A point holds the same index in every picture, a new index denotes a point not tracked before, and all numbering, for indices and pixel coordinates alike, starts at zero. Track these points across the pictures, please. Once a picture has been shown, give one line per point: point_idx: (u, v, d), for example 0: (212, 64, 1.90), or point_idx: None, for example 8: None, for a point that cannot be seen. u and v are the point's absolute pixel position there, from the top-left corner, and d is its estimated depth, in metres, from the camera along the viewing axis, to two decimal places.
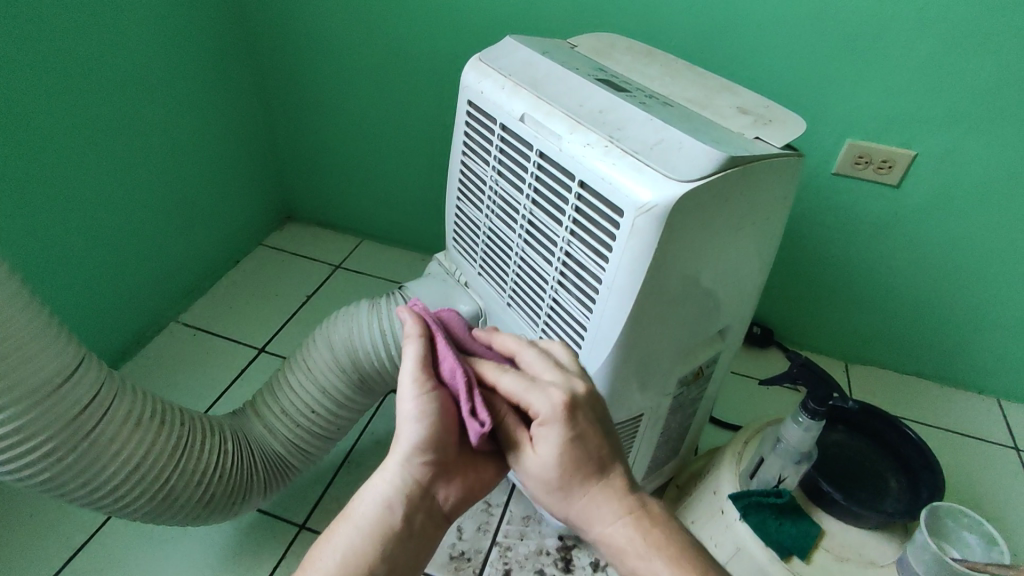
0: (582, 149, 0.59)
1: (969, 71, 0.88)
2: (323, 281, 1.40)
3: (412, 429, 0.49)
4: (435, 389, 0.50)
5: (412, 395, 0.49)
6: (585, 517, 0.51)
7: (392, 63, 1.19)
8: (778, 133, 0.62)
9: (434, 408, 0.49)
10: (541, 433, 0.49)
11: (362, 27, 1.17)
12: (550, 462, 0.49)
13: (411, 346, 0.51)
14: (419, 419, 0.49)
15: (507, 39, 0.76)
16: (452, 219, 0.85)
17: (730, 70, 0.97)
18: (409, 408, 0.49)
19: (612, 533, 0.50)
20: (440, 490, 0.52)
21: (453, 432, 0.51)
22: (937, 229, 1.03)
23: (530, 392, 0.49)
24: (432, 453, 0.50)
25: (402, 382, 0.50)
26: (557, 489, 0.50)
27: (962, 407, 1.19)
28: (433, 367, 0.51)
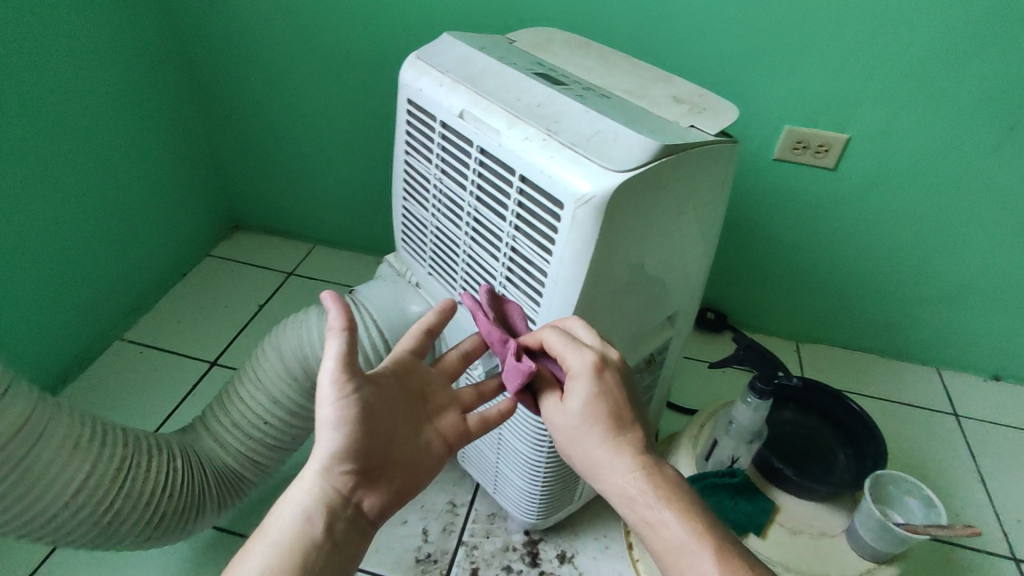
0: (520, 143, 0.59)
1: (892, 56, 0.92)
2: (275, 290, 1.37)
3: (330, 436, 0.50)
4: (353, 394, 0.51)
5: (331, 401, 0.50)
6: (597, 463, 0.52)
7: (334, 63, 1.17)
8: (710, 121, 0.63)
9: (353, 412, 0.50)
10: (573, 386, 0.53)
11: (300, 26, 1.14)
12: (578, 409, 0.52)
13: (333, 343, 0.49)
14: (337, 426, 0.50)
15: (444, 35, 0.75)
16: (400, 219, 0.84)
17: (670, 61, 0.98)
18: (328, 413, 0.50)
19: (625, 484, 0.51)
20: (361, 498, 0.52)
21: (374, 436, 0.52)
22: (872, 209, 1.07)
23: (568, 348, 0.54)
24: (351, 460, 0.51)
25: (323, 386, 0.50)
26: (582, 436, 0.53)
27: (904, 378, 1.25)
28: (354, 368, 0.51)
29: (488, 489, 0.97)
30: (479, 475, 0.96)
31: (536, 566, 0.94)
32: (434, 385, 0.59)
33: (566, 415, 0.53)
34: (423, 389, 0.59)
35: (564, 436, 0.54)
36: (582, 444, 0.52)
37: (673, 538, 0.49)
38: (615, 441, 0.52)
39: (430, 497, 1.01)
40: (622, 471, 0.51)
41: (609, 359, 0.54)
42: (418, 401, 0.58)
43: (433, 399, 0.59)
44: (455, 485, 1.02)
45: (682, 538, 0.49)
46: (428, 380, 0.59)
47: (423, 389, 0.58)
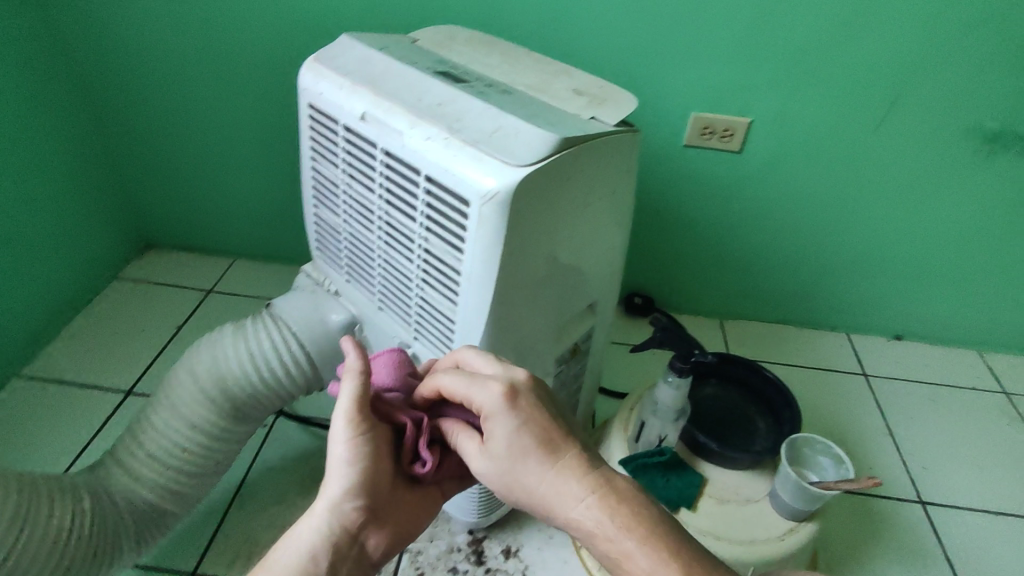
0: (423, 143, 0.59)
1: (782, 42, 0.97)
2: (194, 309, 1.30)
3: (342, 475, 0.55)
4: (366, 434, 0.56)
5: (342, 438, 0.55)
6: (540, 492, 0.51)
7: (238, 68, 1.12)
8: (610, 112, 0.64)
9: (365, 452, 0.56)
10: (494, 421, 0.53)
11: (198, 30, 1.08)
12: (508, 443, 0.52)
13: (349, 384, 0.56)
14: (350, 466, 0.55)
15: (342, 37, 0.73)
16: (313, 227, 0.82)
17: (578, 52, 1.00)
18: (339, 451, 0.55)
19: (578, 516, 0.50)
20: (367, 537, 0.56)
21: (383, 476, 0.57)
22: (777, 187, 1.13)
23: (471, 388, 0.54)
24: (360, 499, 0.55)
25: (337, 424, 0.56)
26: (520, 468, 0.52)
27: (819, 345, 1.33)
28: (366, 412, 0.56)
29: None
30: None
31: (482, 564, 0.94)
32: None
33: (497, 452, 0.53)
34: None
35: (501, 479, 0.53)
36: (522, 477, 0.52)
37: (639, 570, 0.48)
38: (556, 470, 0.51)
39: None
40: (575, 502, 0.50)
41: (521, 389, 0.53)
42: None
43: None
44: None
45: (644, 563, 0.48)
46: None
47: None
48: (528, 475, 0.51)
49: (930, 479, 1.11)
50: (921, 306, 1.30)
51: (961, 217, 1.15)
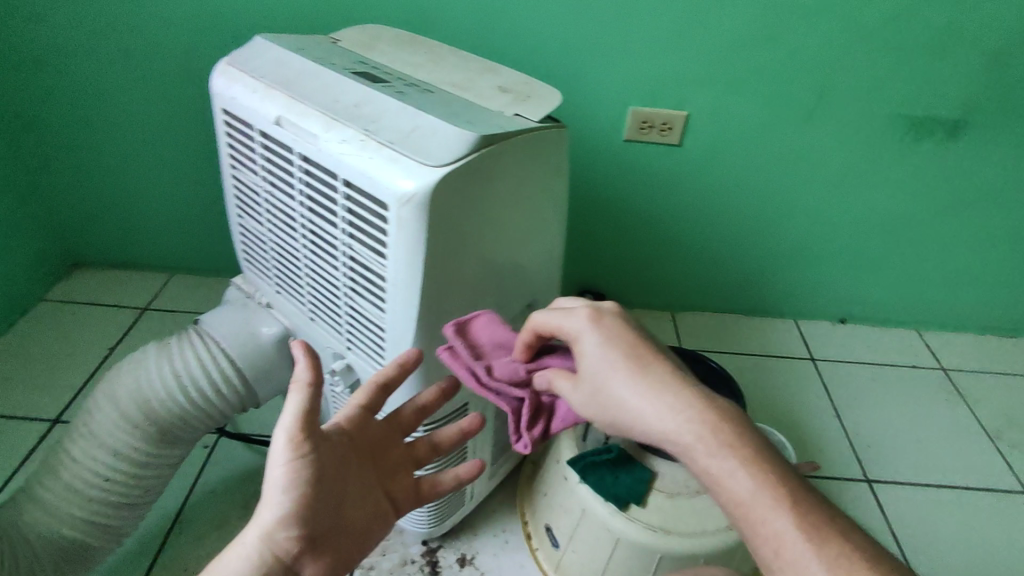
0: (338, 147, 0.56)
1: (713, 35, 0.98)
2: (129, 328, 1.24)
3: (278, 499, 0.52)
4: (306, 454, 0.54)
5: (280, 459, 0.53)
6: (632, 409, 0.52)
7: (167, 70, 1.08)
8: (534, 108, 0.63)
9: (304, 474, 0.53)
10: (587, 345, 0.55)
11: (122, 32, 1.04)
12: (599, 359, 0.54)
13: (297, 398, 0.54)
14: (287, 488, 0.53)
15: (256, 39, 0.70)
16: (239, 238, 0.78)
17: (513, 48, 0.99)
18: (276, 474, 0.53)
19: (675, 433, 0.51)
20: (304, 566, 0.54)
21: (323, 500, 0.55)
22: (717, 179, 1.14)
23: (562, 317, 0.57)
24: (296, 526, 0.53)
25: (277, 444, 0.54)
26: (617, 383, 0.53)
27: (768, 332, 1.35)
28: (309, 430, 0.54)
29: None
30: None
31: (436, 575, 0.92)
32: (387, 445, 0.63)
33: (591, 373, 0.54)
34: (376, 448, 0.62)
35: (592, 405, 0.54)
36: (614, 393, 0.53)
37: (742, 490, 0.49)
38: (652, 389, 0.52)
39: None
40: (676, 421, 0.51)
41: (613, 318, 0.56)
42: (373, 456, 0.61)
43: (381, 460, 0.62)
44: None
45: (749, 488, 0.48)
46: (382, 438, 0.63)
47: (372, 448, 0.61)
48: (620, 389, 0.52)
49: (876, 457, 1.14)
50: (863, 289, 1.33)
51: (895, 201, 1.18)
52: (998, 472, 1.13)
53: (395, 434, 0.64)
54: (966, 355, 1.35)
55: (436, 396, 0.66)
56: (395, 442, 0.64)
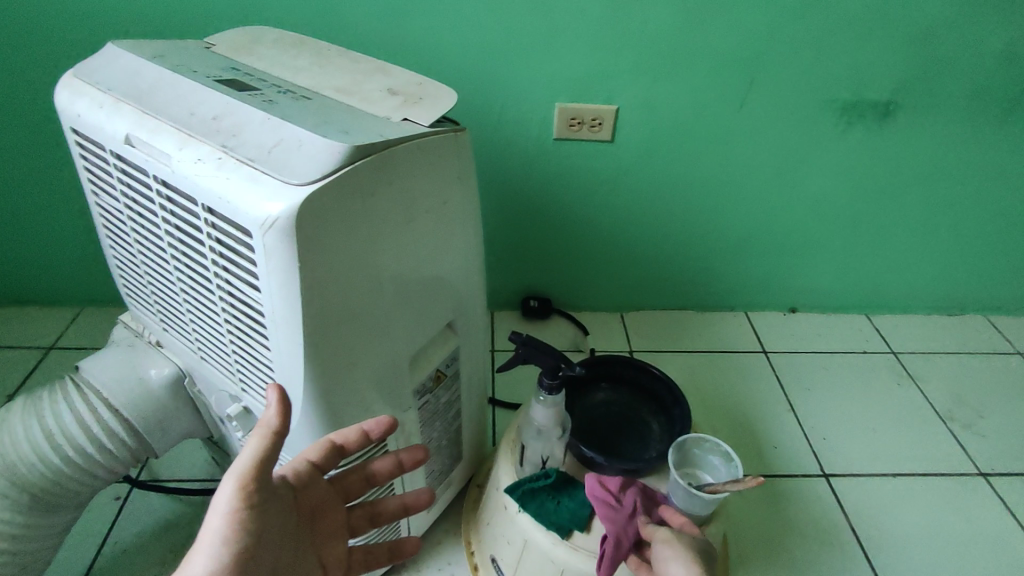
0: (193, 167, 0.49)
1: (636, 24, 0.93)
2: (30, 371, 1.13)
3: (215, 551, 0.47)
4: (254, 506, 0.50)
5: (224, 507, 0.49)
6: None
7: (46, 86, 0.97)
8: (425, 111, 0.56)
9: (247, 526, 0.49)
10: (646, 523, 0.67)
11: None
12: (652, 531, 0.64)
13: (260, 441, 0.51)
14: (226, 540, 0.48)
15: (110, 47, 0.61)
16: (117, 273, 0.69)
17: (425, 44, 0.92)
18: (215, 525, 0.48)
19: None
20: None
21: (263, 558, 0.51)
22: (655, 173, 1.09)
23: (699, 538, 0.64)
24: None
25: (223, 491, 0.50)
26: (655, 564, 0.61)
27: (720, 327, 1.32)
28: (262, 480, 0.51)
29: None
30: None
31: None
32: (327, 510, 0.63)
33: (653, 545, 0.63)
34: (316, 510, 0.61)
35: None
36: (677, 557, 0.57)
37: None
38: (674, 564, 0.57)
39: None
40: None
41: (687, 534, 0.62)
42: (311, 517, 0.61)
43: (317, 526, 0.61)
44: None
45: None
46: (324, 503, 0.62)
47: (315, 508, 0.61)
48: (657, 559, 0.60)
49: (832, 449, 1.11)
50: (811, 277, 1.31)
51: (835, 185, 1.16)
52: (953, 455, 1.11)
53: (334, 501, 0.63)
54: (915, 337, 1.34)
55: (386, 469, 0.66)
56: (335, 508, 0.63)
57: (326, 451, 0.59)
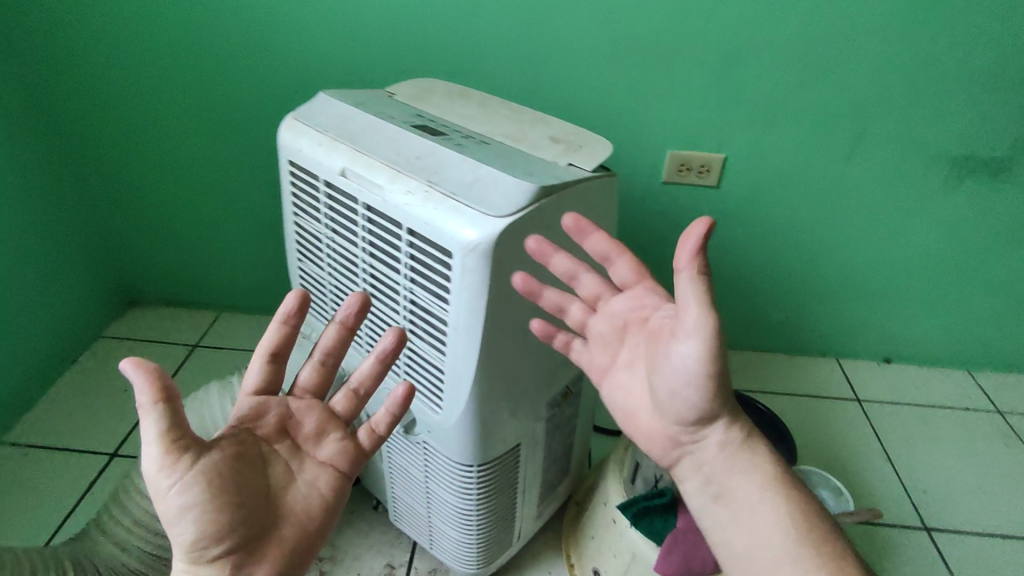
0: (403, 197, 0.59)
1: (749, 82, 1.00)
2: (179, 366, 1.29)
3: (181, 528, 0.47)
4: (186, 472, 0.47)
5: (160, 489, 0.46)
6: (669, 409, 0.49)
7: (219, 120, 1.13)
8: (587, 159, 0.66)
9: (194, 495, 0.47)
10: (682, 302, 0.45)
11: (179, 87, 1.10)
12: (691, 333, 0.45)
13: (147, 417, 0.46)
14: (184, 513, 0.46)
15: (321, 95, 0.75)
16: (298, 281, 0.82)
17: (551, 95, 1.03)
18: (169, 505, 0.47)
19: (685, 456, 0.51)
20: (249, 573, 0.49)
21: (240, 501, 0.49)
22: (756, 217, 1.15)
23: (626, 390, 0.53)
24: (218, 543, 0.47)
25: (152, 474, 0.47)
26: (659, 362, 0.49)
27: (811, 370, 1.33)
28: (176, 446, 0.47)
29: (426, 545, 0.94)
30: (415, 533, 0.94)
31: None
32: (303, 415, 0.56)
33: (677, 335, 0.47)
34: (288, 424, 0.55)
35: (607, 355, 0.55)
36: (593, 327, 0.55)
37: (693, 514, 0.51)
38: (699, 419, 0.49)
39: (365, 563, 0.99)
40: (701, 454, 0.50)
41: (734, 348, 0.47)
42: (289, 430, 0.55)
43: (301, 434, 0.55)
44: (392, 546, 1.01)
45: (772, 528, 0.48)
46: (296, 411, 0.56)
47: (285, 424, 0.55)
48: (675, 382, 0.48)
49: (930, 503, 1.10)
50: (908, 327, 1.30)
51: (938, 238, 1.17)
52: None
53: (315, 396, 0.58)
54: (1018, 397, 1.30)
55: (334, 342, 0.57)
56: (311, 409, 0.57)
57: (263, 370, 0.56)
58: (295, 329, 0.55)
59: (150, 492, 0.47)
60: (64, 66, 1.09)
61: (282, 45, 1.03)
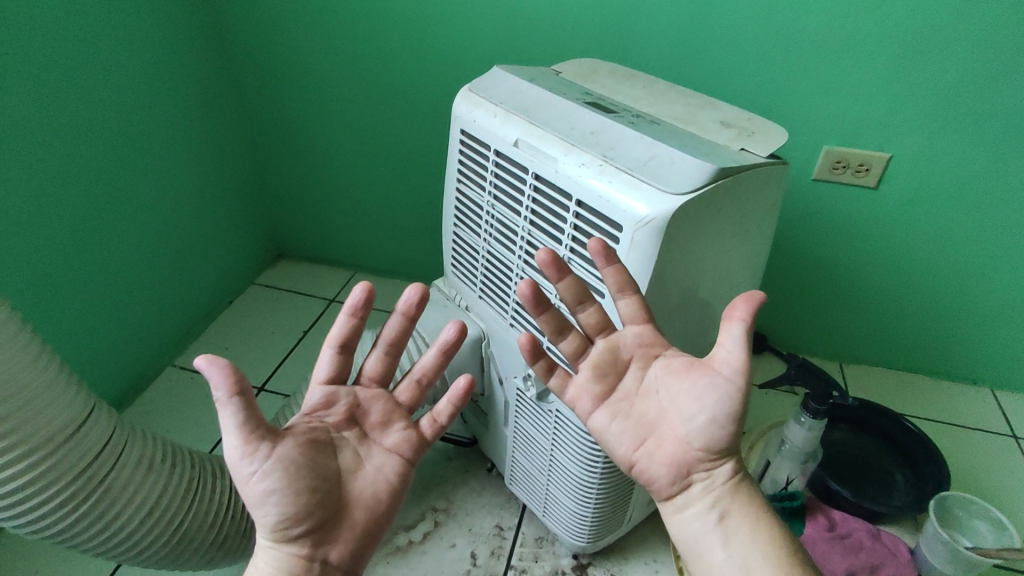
0: (577, 170, 0.61)
1: (930, 76, 0.92)
2: (319, 316, 1.40)
3: (264, 509, 0.53)
4: (265, 460, 0.53)
5: (244, 475, 0.53)
6: (691, 437, 0.54)
7: (377, 89, 1.21)
8: (760, 144, 0.65)
9: (272, 481, 0.53)
10: (725, 343, 0.52)
11: (346, 58, 1.19)
12: (731, 374, 0.51)
13: (226, 410, 0.52)
14: (266, 497, 0.52)
15: (494, 70, 0.78)
16: (450, 246, 0.87)
17: (705, 82, 1.00)
18: (252, 489, 0.53)
19: (694, 481, 0.55)
20: (325, 553, 0.54)
21: (314, 487, 0.54)
22: (917, 226, 1.06)
23: (621, 419, 0.57)
24: (297, 524, 0.53)
25: (237, 462, 0.53)
26: (688, 395, 0.54)
27: (957, 399, 1.22)
28: (254, 436, 0.53)
29: (537, 512, 0.98)
30: (528, 498, 0.98)
31: None
32: (369, 405, 0.61)
33: (715, 372, 0.52)
34: (356, 413, 0.60)
35: (604, 384, 0.58)
36: (594, 355, 0.59)
37: (689, 535, 0.55)
38: (718, 450, 0.54)
39: (477, 520, 1.04)
40: (711, 481, 0.55)
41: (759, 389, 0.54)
42: (355, 419, 0.60)
43: (368, 423, 0.60)
44: (502, 509, 1.05)
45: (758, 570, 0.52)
46: (363, 401, 0.61)
47: (352, 413, 0.60)
48: (704, 411, 0.53)
49: None
50: None
51: None
52: None
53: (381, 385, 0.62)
54: None
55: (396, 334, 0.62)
56: (376, 398, 0.61)
57: (334, 360, 0.60)
58: (362, 323, 0.60)
59: (235, 478, 0.53)
60: (252, 34, 1.22)
61: (443, 19, 1.08)
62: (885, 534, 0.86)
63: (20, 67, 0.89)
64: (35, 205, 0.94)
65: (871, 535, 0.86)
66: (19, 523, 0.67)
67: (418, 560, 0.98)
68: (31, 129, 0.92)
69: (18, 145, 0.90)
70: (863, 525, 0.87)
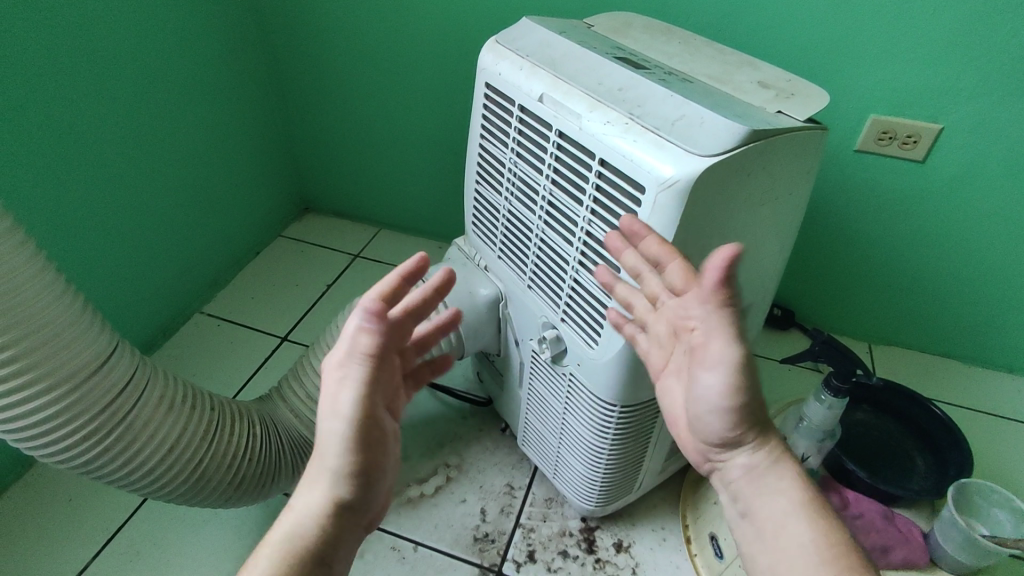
0: (601, 127, 0.59)
1: (994, 42, 0.85)
2: (343, 270, 1.41)
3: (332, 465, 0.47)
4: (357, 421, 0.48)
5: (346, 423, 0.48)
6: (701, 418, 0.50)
7: (406, 42, 1.18)
8: (799, 107, 0.61)
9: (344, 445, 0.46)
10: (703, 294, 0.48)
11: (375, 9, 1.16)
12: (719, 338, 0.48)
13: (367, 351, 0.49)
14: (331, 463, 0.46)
15: (524, 21, 0.75)
16: (472, 203, 0.86)
17: (746, 43, 0.95)
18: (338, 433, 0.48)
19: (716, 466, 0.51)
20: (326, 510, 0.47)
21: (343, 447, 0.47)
22: (964, 203, 1.00)
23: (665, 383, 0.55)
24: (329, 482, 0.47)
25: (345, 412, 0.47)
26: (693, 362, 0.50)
27: (991, 386, 1.18)
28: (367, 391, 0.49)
29: (549, 474, 0.99)
30: (540, 460, 0.98)
31: (591, 553, 0.96)
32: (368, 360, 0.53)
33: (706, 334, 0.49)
34: None
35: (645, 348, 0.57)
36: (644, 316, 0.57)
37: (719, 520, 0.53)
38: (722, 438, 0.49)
39: (488, 478, 1.05)
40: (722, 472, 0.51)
41: None
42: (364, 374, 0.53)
43: None
44: (514, 469, 1.07)
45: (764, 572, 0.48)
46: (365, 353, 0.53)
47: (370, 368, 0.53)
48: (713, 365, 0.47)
49: None
50: None
51: None
52: None
53: None
54: None
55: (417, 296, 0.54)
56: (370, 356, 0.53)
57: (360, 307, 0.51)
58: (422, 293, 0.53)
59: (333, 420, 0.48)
60: None
61: None
62: (897, 516, 0.85)
63: (50, 11, 0.88)
64: (64, 150, 0.96)
65: (881, 517, 0.83)
66: (44, 454, 0.70)
67: (428, 512, 1.00)
68: (60, 74, 0.92)
69: (51, 87, 0.91)
70: (874, 505, 0.84)
